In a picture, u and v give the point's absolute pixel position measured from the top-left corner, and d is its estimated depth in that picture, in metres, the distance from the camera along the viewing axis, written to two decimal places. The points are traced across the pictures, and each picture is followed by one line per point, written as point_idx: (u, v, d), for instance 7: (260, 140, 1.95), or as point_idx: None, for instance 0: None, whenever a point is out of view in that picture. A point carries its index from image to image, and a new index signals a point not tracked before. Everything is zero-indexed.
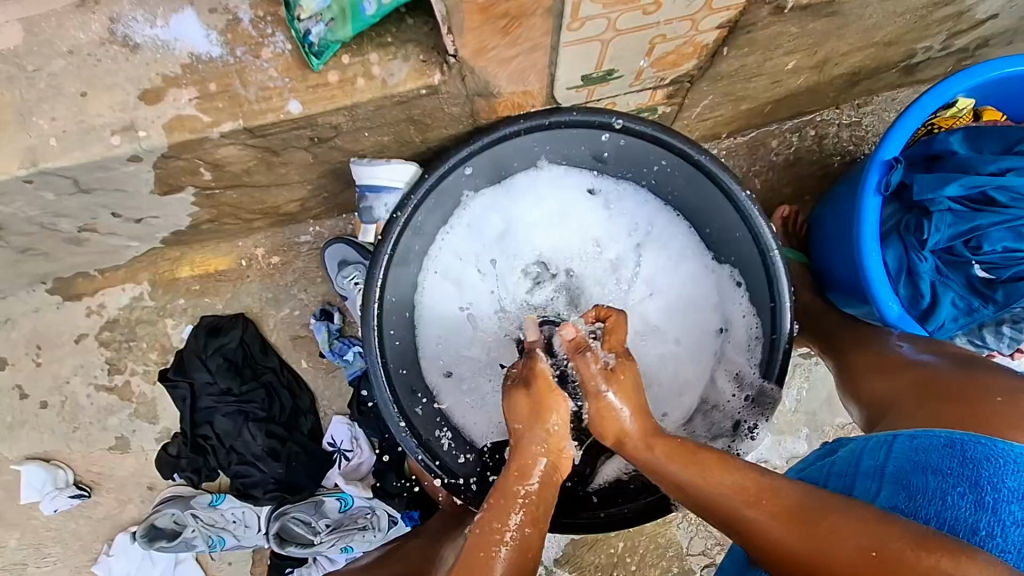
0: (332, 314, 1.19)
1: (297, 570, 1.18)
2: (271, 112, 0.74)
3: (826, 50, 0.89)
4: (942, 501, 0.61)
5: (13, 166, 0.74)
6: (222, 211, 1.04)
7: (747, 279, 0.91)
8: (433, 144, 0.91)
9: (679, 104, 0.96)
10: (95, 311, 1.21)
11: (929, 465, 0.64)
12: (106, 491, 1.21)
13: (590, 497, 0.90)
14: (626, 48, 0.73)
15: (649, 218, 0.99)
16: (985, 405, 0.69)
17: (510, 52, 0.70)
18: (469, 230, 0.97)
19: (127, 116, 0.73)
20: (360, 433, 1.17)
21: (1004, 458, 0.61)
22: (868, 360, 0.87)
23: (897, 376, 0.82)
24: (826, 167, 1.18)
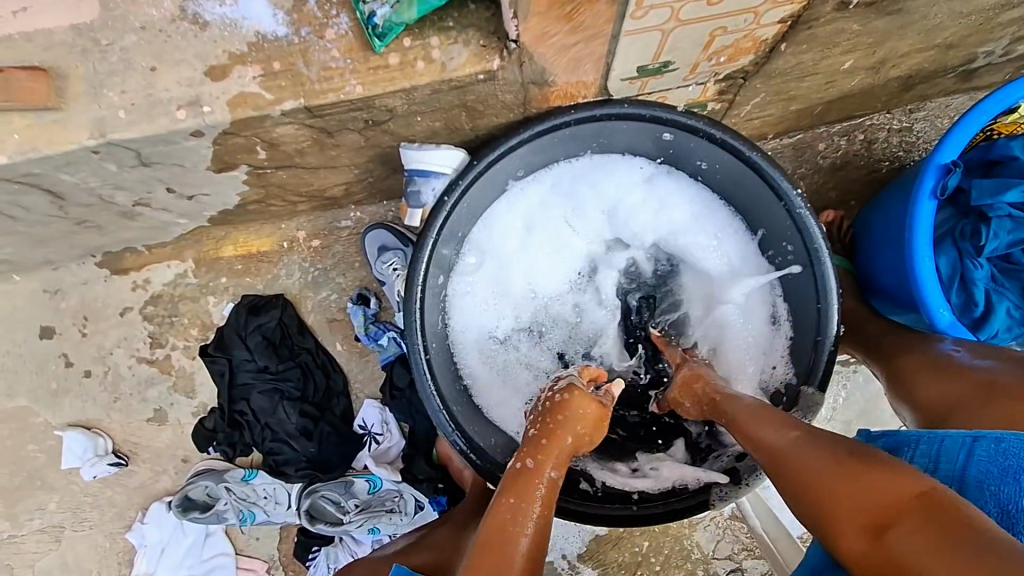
0: (368, 299, 1.20)
1: (324, 549, 1.19)
2: (332, 91, 0.75)
3: (884, 51, 0.87)
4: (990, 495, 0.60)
5: (82, 136, 0.76)
6: (270, 192, 1.06)
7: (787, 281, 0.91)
8: (481, 132, 0.92)
9: (729, 101, 0.96)
10: (140, 286, 1.24)
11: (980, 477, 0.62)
12: (142, 461, 1.25)
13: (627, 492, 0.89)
14: (685, 39, 0.73)
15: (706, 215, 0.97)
16: None
17: (571, 40, 0.70)
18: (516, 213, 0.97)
19: (193, 92, 0.75)
20: (391, 418, 1.19)
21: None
22: (924, 366, 0.84)
23: (956, 380, 0.79)
24: (874, 172, 1.16)
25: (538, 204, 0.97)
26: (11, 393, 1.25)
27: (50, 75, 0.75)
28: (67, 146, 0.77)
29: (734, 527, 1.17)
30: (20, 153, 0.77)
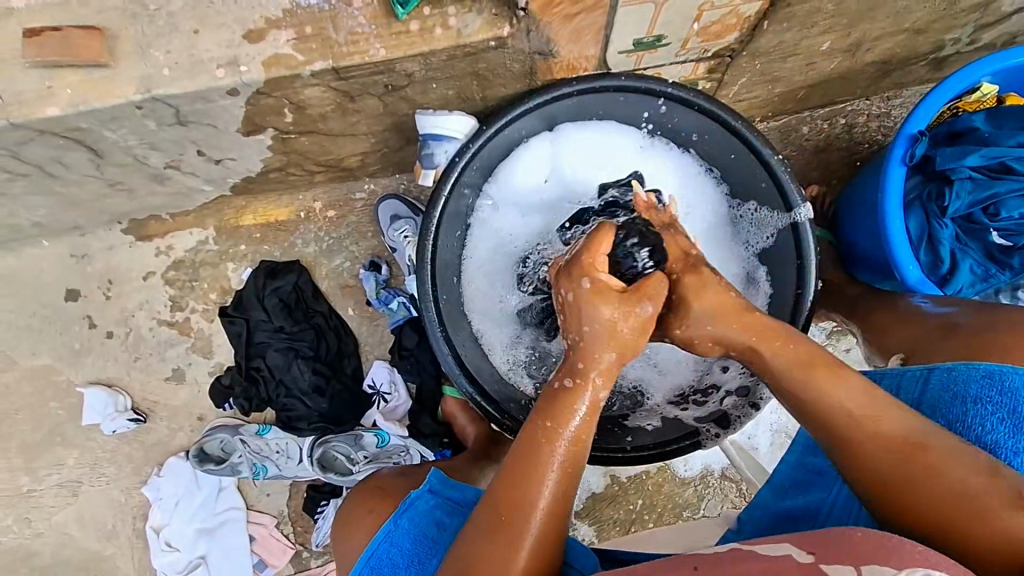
0: (380, 266, 1.27)
1: (332, 502, 1.25)
2: (358, 54, 0.83)
3: (858, 32, 0.96)
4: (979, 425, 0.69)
5: (130, 91, 0.84)
6: (291, 160, 1.14)
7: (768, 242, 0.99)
8: (490, 102, 1.00)
9: (718, 80, 1.05)
10: (163, 251, 1.31)
11: (969, 396, 0.71)
12: (160, 418, 1.30)
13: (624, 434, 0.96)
14: (677, 13, 0.81)
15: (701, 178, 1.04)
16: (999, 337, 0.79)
17: (574, 9, 0.78)
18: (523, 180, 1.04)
19: (231, 53, 0.83)
20: (399, 378, 1.26)
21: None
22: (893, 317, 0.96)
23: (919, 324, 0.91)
24: (855, 154, 1.25)
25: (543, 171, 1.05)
26: (35, 352, 1.31)
27: (103, 35, 0.83)
28: (115, 100, 0.85)
29: (723, 486, 1.24)
30: (72, 106, 0.85)
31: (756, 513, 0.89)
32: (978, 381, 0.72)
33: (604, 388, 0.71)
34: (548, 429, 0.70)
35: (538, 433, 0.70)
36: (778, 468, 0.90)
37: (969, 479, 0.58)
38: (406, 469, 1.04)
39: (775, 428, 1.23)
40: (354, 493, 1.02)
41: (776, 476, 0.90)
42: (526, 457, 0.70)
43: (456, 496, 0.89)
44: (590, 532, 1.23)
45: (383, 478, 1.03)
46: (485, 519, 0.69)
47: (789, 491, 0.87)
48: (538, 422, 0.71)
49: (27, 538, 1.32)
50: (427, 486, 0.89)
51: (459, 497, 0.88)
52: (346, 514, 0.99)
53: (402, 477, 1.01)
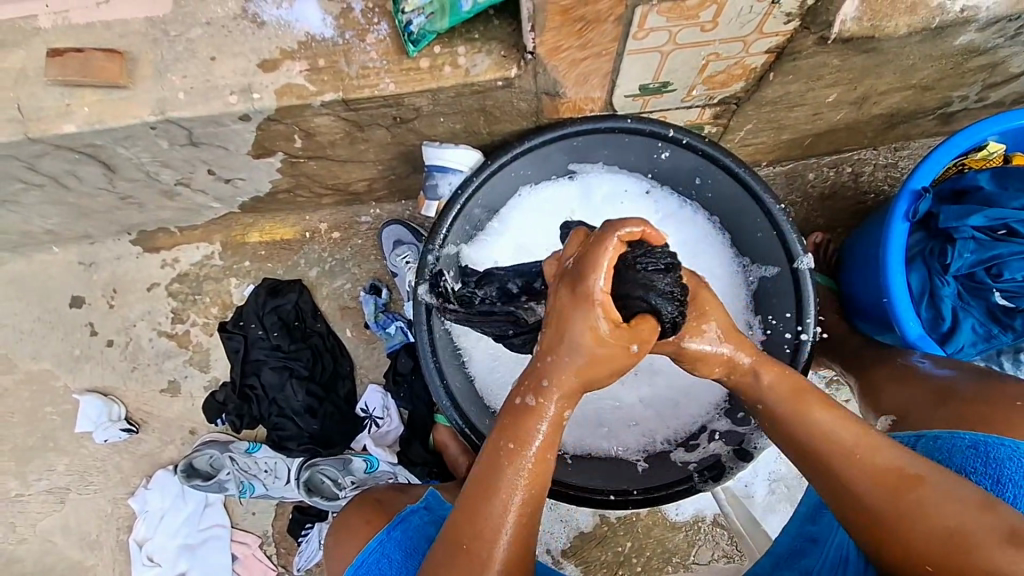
0: (380, 290, 1.28)
1: (317, 525, 1.24)
2: (368, 87, 0.85)
3: (864, 87, 0.97)
4: None
5: (145, 112, 0.86)
6: (299, 182, 1.16)
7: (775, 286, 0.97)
8: (496, 137, 1.02)
9: (724, 125, 1.06)
10: (169, 264, 1.33)
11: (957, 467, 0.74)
12: (152, 430, 1.31)
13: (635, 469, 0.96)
14: (682, 62, 0.83)
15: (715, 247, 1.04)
16: (1004, 405, 0.78)
17: (581, 55, 0.79)
18: (537, 223, 1.06)
19: (246, 80, 0.86)
20: (392, 403, 1.25)
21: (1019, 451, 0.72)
22: (889, 373, 0.94)
23: (915, 385, 0.89)
24: (861, 203, 1.25)
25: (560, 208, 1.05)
26: (36, 356, 1.32)
27: (124, 58, 0.86)
28: (130, 120, 0.87)
29: (714, 533, 1.21)
30: (88, 124, 0.87)
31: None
32: (963, 453, 0.75)
33: (569, 403, 0.67)
34: (510, 451, 0.68)
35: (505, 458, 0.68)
36: (777, 541, 0.91)
37: (956, 522, 0.63)
38: (401, 485, 1.05)
39: (770, 475, 1.20)
40: (350, 504, 1.03)
41: (776, 548, 0.90)
42: (487, 476, 0.69)
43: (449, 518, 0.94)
44: (577, 572, 1.21)
45: (381, 491, 1.04)
46: (444, 544, 0.70)
47: (785, 562, 0.87)
48: (501, 442, 0.68)
49: (11, 543, 1.31)
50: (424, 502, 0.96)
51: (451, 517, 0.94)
52: (343, 522, 1.00)
53: (402, 493, 1.02)
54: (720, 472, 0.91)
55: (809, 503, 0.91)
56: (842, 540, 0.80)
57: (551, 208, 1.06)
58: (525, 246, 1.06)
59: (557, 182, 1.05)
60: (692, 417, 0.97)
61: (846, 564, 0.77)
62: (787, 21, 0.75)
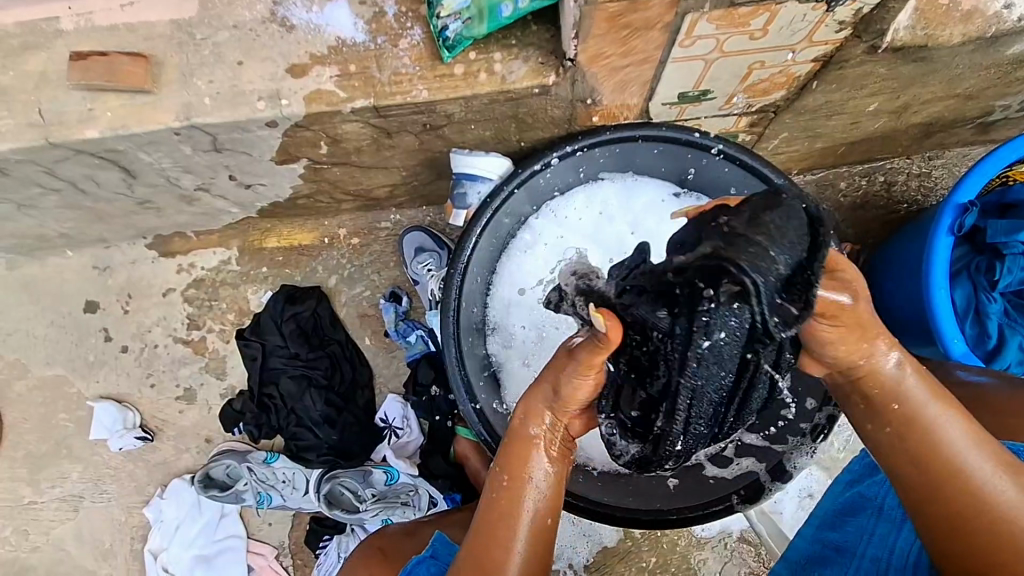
0: (400, 297, 1.25)
1: (335, 538, 1.21)
2: (400, 94, 0.82)
3: (907, 96, 0.94)
4: None
5: (169, 117, 0.84)
6: (320, 188, 1.14)
7: None
8: (526, 144, 0.99)
9: (759, 133, 1.03)
10: (185, 269, 1.30)
11: None
12: (168, 438, 1.28)
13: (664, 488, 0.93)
14: (726, 70, 0.80)
15: None
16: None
17: (622, 62, 0.77)
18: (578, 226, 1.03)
19: (274, 85, 0.83)
20: (412, 414, 1.23)
21: None
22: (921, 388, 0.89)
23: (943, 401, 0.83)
24: (893, 213, 1.23)
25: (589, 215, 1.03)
26: (49, 362, 1.30)
27: (148, 61, 0.83)
28: (154, 125, 0.84)
29: (741, 550, 1.18)
30: (111, 129, 0.85)
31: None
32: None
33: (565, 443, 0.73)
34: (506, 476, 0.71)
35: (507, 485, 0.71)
36: (794, 547, 0.88)
37: None
38: (410, 527, 1.02)
39: (799, 492, 1.17)
40: (356, 553, 1.00)
41: (791, 553, 0.88)
42: (496, 509, 0.70)
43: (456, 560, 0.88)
44: None
45: (387, 539, 1.01)
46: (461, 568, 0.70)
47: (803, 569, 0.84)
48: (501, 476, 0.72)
49: (23, 552, 1.29)
50: (430, 551, 0.89)
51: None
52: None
53: (408, 538, 0.99)
54: (755, 490, 0.89)
55: (822, 515, 0.88)
56: (875, 553, 0.78)
57: (593, 209, 1.03)
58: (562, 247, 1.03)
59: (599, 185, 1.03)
60: None
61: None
62: (839, 29, 0.73)
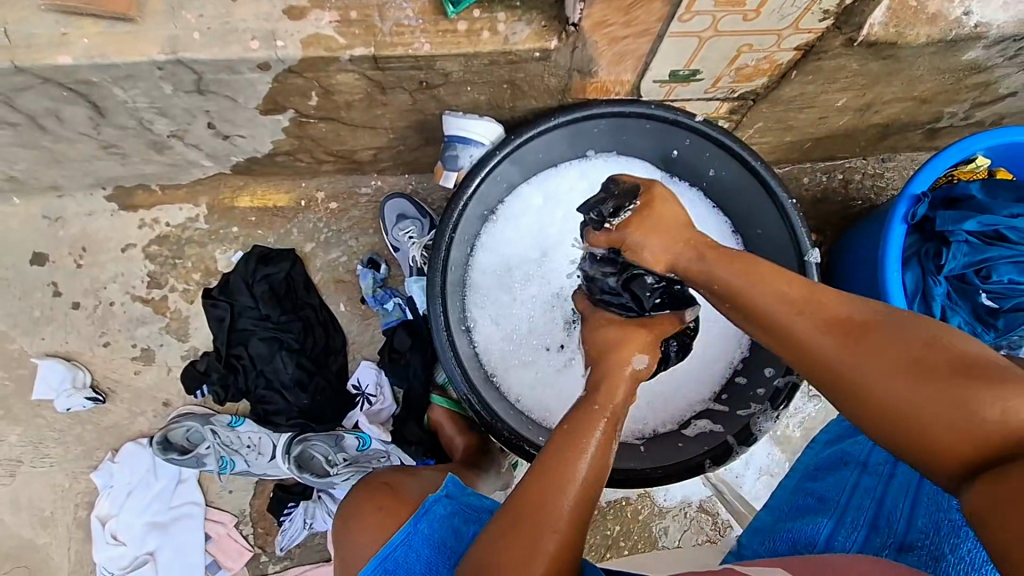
0: (378, 264, 1.24)
1: (301, 504, 1.18)
2: (401, 46, 0.82)
3: (872, 94, 1.02)
4: None
5: (154, 50, 0.80)
6: (302, 145, 1.11)
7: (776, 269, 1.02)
8: (518, 113, 1.01)
9: (737, 121, 1.09)
10: (148, 224, 1.25)
11: None
12: (121, 400, 1.22)
13: (637, 446, 0.99)
14: (716, 50, 0.84)
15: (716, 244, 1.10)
16: None
17: (623, 32, 0.79)
18: (564, 198, 1.10)
19: (269, 26, 0.81)
20: (385, 381, 1.21)
21: None
22: None
23: None
24: (848, 209, 1.31)
25: (581, 188, 1.10)
26: None
27: None
28: (136, 58, 0.80)
29: (699, 518, 1.24)
30: (87, 57, 0.80)
31: (753, 535, 0.84)
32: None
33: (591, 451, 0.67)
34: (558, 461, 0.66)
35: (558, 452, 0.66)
36: (777, 495, 0.87)
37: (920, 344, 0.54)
38: (408, 468, 0.97)
39: (757, 467, 1.24)
40: (353, 490, 0.93)
41: (773, 502, 0.87)
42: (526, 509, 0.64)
43: (473, 501, 0.83)
44: None
45: (388, 474, 0.94)
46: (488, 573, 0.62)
47: (789, 517, 0.81)
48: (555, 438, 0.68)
49: None
50: (444, 491, 0.83)
51: (478, 506, 0.82)
52: (348, 514, 0.88)
53: (412, 476, 0.94)
54: (722, 455, 0.93)
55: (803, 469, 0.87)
56: (859, 503, 0.74)
57: (585, 182, 1.09)
58: (543, 217, 1.11)
59: (591, 160, 1.09)
60: (676, 411, 1.04)
61: (870, 530, 0.71)
62: (823, 18, 0.78)
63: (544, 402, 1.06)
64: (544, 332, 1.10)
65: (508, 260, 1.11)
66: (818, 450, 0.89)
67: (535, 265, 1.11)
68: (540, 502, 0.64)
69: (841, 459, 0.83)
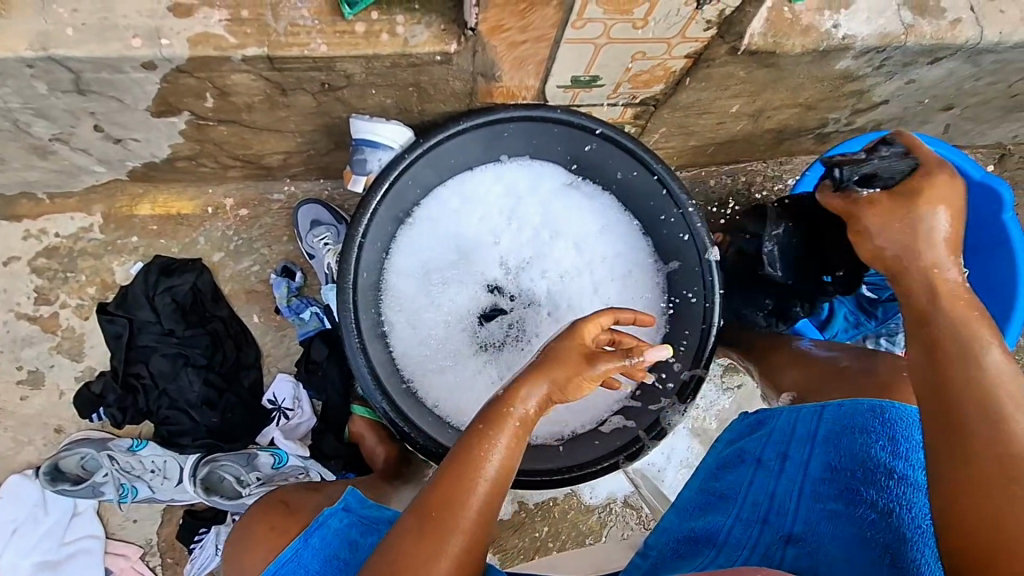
0: (293, 273, 1.20)
1: (214, 529, 1.11)
2: (296, 46, 0.80)
3: (762, 101, 1.09)
4: (867, 451, 0.73)
5: (22, 46, 0.75)
6: (204, 149, 1.06)
7: (681, 267, 1.06)
8: (428, 117, 1.01)
9: (642, 126, 1.13)
10: (34, 235, 1.15)
11: (857, 427, 0.76)
12: (4, 429, 1.11)
13: (556, 447, 1.02)
14: (612, 57, 0.88)
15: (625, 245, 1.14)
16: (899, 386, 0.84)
17: (520, 37, 0.81)
18: (482, 203, 1.12)
19: (152, 23, 0.77)
20: (304, 395, 1.17)
21: (909, 419, 0.74)
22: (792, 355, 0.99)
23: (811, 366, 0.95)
24: (752, 209, 1.39)
25: (496, 194, 1.12)
26: None
27: None
28: (2, 54, 0.75)
29: (625, 514, 1.26)
30: None
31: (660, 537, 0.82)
32: (865, 416, 0.76)
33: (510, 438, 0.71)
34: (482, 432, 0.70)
35: (475, 437, 0.70)
36: (682, 496, 0.86)
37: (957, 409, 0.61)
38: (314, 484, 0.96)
39: (677, 459, 1.28)
40: (252, 511, 0.92)
41: (681, 502, 0.85)
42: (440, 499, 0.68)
43: (370, 514, 0.82)
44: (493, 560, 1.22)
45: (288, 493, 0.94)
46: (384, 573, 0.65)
47: (695, 514, 0.81)
48: (474, 425, 0.71)
49: None
50: (341, 503, 0.81)
51: (375, 517, 0.81)
52: (244, 538, 0.88)
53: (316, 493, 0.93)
54: (634, 451, 0.96)
55: (707, 469, 0.87)
56: (757, 499, 0.76)
57: (499, 187, 1.11)
58: (459, 221, 1.11)
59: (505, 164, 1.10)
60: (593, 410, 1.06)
61: (763, 522, 0.73)
62: (706, 28, 0.83)
63: (463, 406, 1.06)
64: (463, 337, 1.11)
65: (424, 265, 1.10)
66: (722, 447, 0.89)
67: (451, 269, 1.12)
68: (449, 504, 0.67)
69: (739, 456, 0.84)
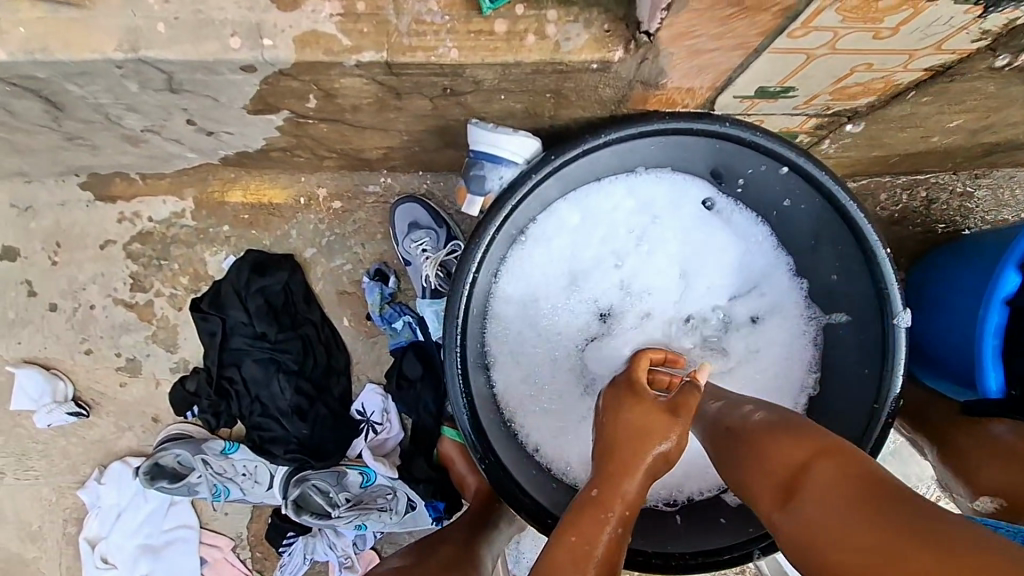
0: (388, 277, 1.10)
1: (302, 538, 1.11)
2: (422, 51, 0.64)
3: (996, 116, 0.83)
4: None
5: (109, 46, 0.63)
6: (301, 142, 0.94)
7: (847, 323, 0.87)
8: (559, 123, 0.83)
9: (820, 137, 0.90)
10: (128, 218, 1.10)
11: None
12: (106, 414, 1.12)
13: (674, 518, 0.90)
14: (823, 69, 0.66)
15: (772, 284, 0.95)
16: None
17: (710, 45, 0.61)
18: (608, 219, 0.94)
19: (254, 18, 0.63)
20: (393, 408, 1.10)
21: None
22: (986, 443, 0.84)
23: None
24: (928, 232, 1.13)
25: (622, 211, 0.93)
26: None
27: None
28: (88, 54, 0.63)
29: None
30: (24, 52, 0.63)
31: None
32: None
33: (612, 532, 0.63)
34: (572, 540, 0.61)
35: (568, 546, 0.61)
36: None
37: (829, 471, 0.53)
38: (402, 567, 0.87)
39: None
40: None
41: None
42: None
43: None
44: None
45: None
46: None
47: None
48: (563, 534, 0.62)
49: None
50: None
51: None
52: None
53: None
54: (774, 543, 0.81)
55: None
56: None
57: (627, 204, 0.93)
58: (577, 242, 0.95)
59: (641, 177, 0.91)
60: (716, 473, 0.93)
61: None
62: (978, 39, 0.59)
63: (567, 453, 0.95)
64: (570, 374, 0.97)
65: (531, 290, 0.95)
66: None
67: (561, 297, 0.97)
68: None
69: None
